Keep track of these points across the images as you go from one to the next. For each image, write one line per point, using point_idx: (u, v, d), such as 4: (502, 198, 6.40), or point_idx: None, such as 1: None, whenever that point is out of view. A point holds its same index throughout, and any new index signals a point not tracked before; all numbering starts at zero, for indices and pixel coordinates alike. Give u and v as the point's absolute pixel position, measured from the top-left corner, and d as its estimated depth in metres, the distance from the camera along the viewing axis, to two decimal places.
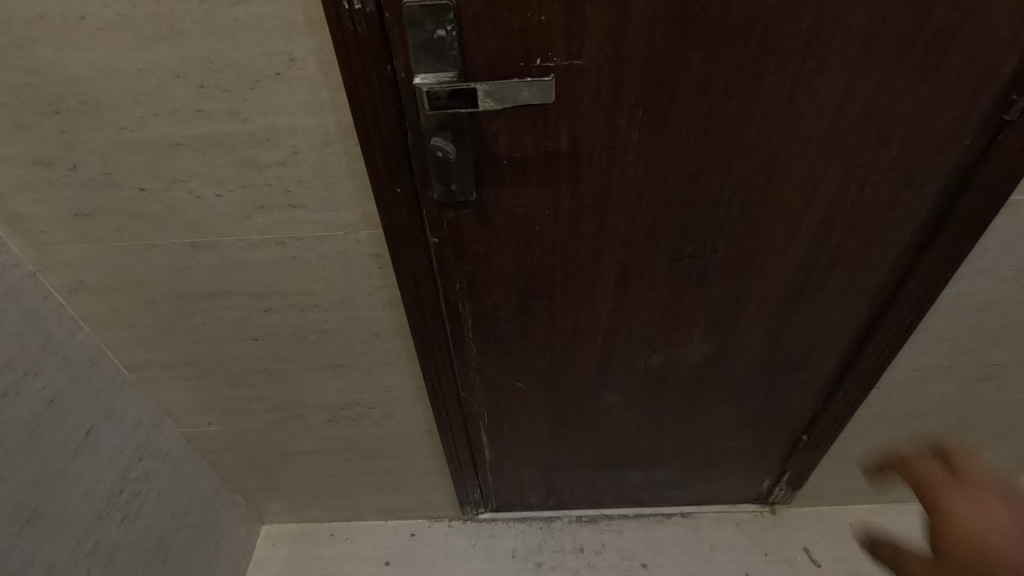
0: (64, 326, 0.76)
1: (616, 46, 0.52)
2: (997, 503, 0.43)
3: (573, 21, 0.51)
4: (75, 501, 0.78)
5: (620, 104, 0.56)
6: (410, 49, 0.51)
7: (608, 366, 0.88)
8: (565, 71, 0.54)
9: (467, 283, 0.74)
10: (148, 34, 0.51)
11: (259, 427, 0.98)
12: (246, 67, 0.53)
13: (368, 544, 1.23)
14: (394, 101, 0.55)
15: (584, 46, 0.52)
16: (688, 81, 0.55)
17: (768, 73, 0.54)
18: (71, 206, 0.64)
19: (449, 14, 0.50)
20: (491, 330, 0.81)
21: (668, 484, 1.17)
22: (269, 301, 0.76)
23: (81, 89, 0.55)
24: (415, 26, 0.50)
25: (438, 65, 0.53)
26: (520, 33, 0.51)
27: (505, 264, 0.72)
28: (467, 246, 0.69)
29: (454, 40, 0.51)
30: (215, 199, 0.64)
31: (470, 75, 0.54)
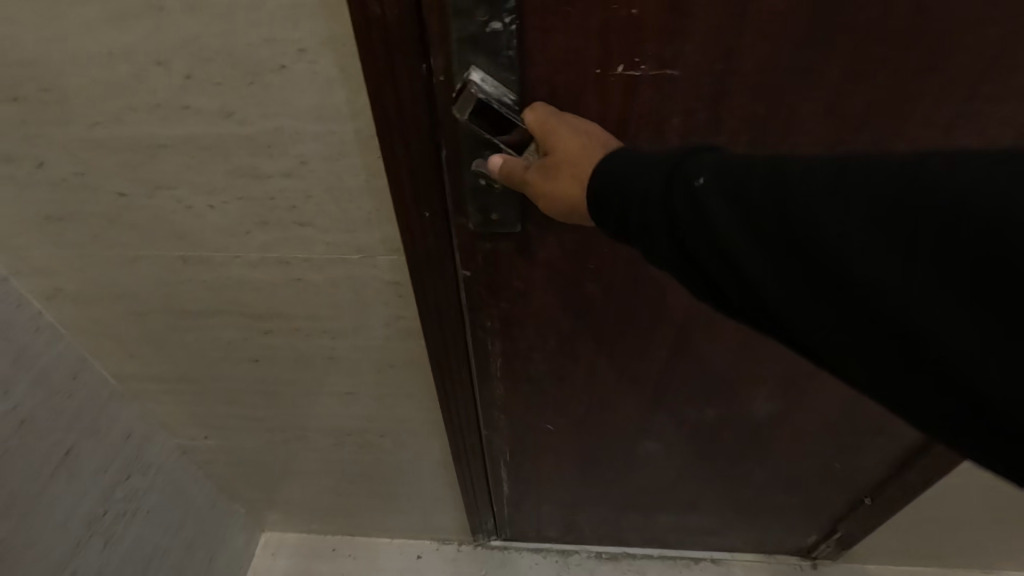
0: (42, 335, 0.67)
1: (727, 56, 0.40)
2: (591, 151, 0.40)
3: (674, 19, 0.39)
4: (49, 529, 0.70)
5: (718, 128, 0.45)
6: (455, 45, 0.40)
7: (653, 415, 0.77)
8: (654, 83, 0.42)
9: (499, 321, 0.63)
10: (119, 9, 0.40)
11: (260, 444, 0.90)
12: (243, 57, 0.42)
13: (371, 562, 1.16)
14: (429, 111, 0.43)
15: (681, 52, 0.40)
16: (817, 104, 0.43)
17: (926, 101, 0.42)
18: (41, 207, 0.55)
19: (509, 1, 0.38)
20: (523, 371, 0.70)
21: (701, 530, 1.06)
22: (271, 322, 0.66)
23: (40, 73, 0.44)
24: (463, 14, 0.38)
25: (490, 68, 0.41)
26: (600, 31, 0.40)
27: (548, 303, 0.60)
28: (504, 281, 0.58)
29: (512, 37, 0.40)
30: (207, 211, 0.53)
31: (528, 81, 0.42)
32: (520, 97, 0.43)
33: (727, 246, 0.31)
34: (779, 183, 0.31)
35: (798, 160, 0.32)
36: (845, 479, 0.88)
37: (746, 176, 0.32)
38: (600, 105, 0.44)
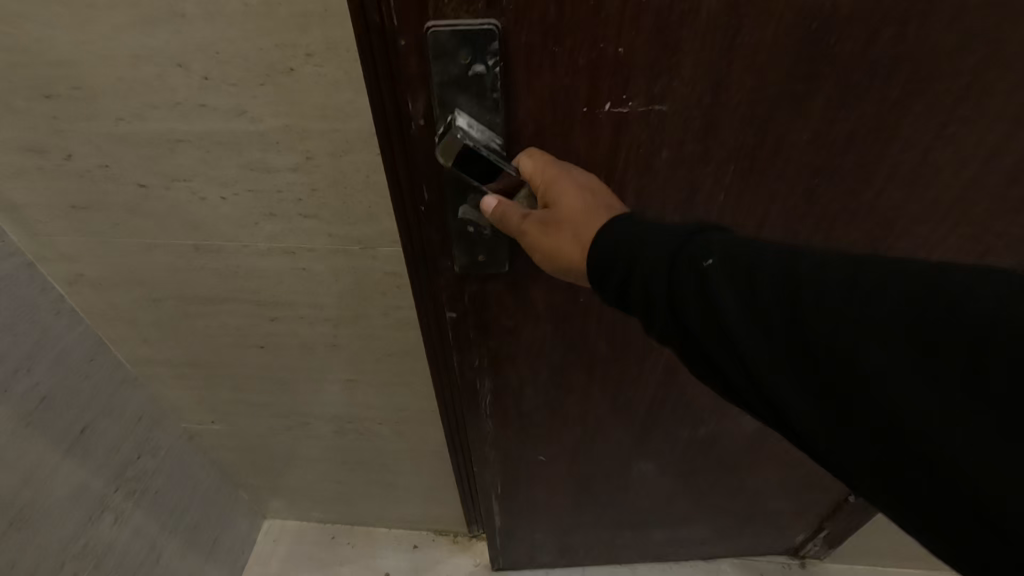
0: (63, 318, 0.71)
1: (715, 85, 0.43)
2: (591, 209, 0.42)
3: (661, 55, 0.41)
4: (66, 501, 0.74)
5: (707, 157, 0.48)
6: (439, 87, 0.42)
7: (647, 437, 0.80)
8: (642, 117, 0.45)
9: (488, 358, 0.65)
10: (146, 15, 0.44)
11: (265, 430, 0.93)
12: (256, 59, 0.46)
13: (369, 551, 1.19)
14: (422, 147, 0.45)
15: (669, 88, 0.43)
16: (801, 130, 0.46)
17: (905, 125, 0.45)
18: (66, 196, 0.59)
19: (492, 44, 0.40)
20: (514, 408, 0.73)
21: (696, 540, 1.09)
22: (277, 310, 0.70)
23: (73, 73, 0.48)
24: (446, 57, 0.40)
25: (474, 110, 0.43)
26: (588, 70, 0.42)
27: (537, 336, 0.63)
28: (493, 321, 0.60)
29: (495, 78, 0.42)
30: (220, 202, 0.57)
31: (515, 120, 0.45)
32: (505, 138, 0.45)
33: (724, 316, 0.34)
34: (785, 273, 0.33)
35: (811, 253, 0.34)
36: (832, 480, 0.90)
37: (755, 263, 0.34)
38: (587, 139, 0.46)
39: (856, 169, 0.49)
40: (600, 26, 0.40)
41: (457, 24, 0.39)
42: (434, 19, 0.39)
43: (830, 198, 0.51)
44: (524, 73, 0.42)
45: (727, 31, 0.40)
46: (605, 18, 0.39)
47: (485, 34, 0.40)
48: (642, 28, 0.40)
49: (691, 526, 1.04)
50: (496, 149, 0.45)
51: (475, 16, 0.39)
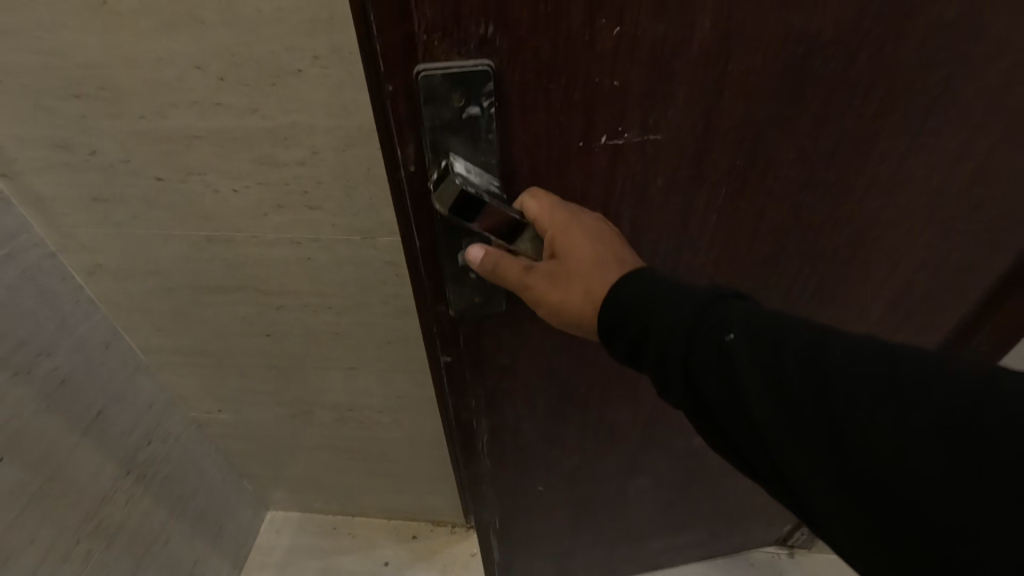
0: (82, 307, 0.75)
1: (709, 111, 0.43)
2: (602, 266, 0.42)
3: (655, 86, 0.40)
4: (82, 480, 0.78)
5: (701, 182, 0.48)
6: (433, 133, 0.39)
7: (646, 450, 0.83)
8: (638, 146, 0.44)
9: (484, 399, 0.64)
10: (169, 22, 0.49)
11: (269, 419, 0.97)
12: (267, 61, 0.50)
13: (369, 540, 1.22)
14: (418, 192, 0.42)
15: (664, 118, 0.42)
16: (787, 150, 0.47)
17: (883, 137, 0.47)
18: (89, 190, 0.63)
19: (488, 84, 0.38)
20: (511, 442, 0.73)
21: (694, 544, 1.12)
22: (283, 298, 0.74)
23: (101, 74, 0.53)
24: (438, 102, 0.37)
25: (470, 152, 0.41)
26: (582, 104, 0.40)
27: (533, 373, 0.64)
28: (489, 360, 0.60)
29: (491, 118, 0.39)
30: (232, 194, 0.62)
31: (511, 157, 0.43)
32: (502, 178, 0.44)
33: (743, 390, 0.34)
34: (815, 355, 0.33)
35: (843, 335, 0.33)
36: None
37: (783, 339, 0.34)
38: (583, 171, 0.44)
39: (840, 183, 0.50)
40: (597, 60, 0.38)
41: (450, 65, 0.36)
42: (424, 62, 0.36)
43: (816, 212, 0.52)
44: (521, 112, 0.40)
45: (719, 60, 0.40)
46: (600, 52, 0.38)
47: (480, 75, 0.37)
48: (639, 60, 0.39)
49: (686, 529, 1.06)
50: (495, 192, 0.43)
51: (468, 57, 0.36)
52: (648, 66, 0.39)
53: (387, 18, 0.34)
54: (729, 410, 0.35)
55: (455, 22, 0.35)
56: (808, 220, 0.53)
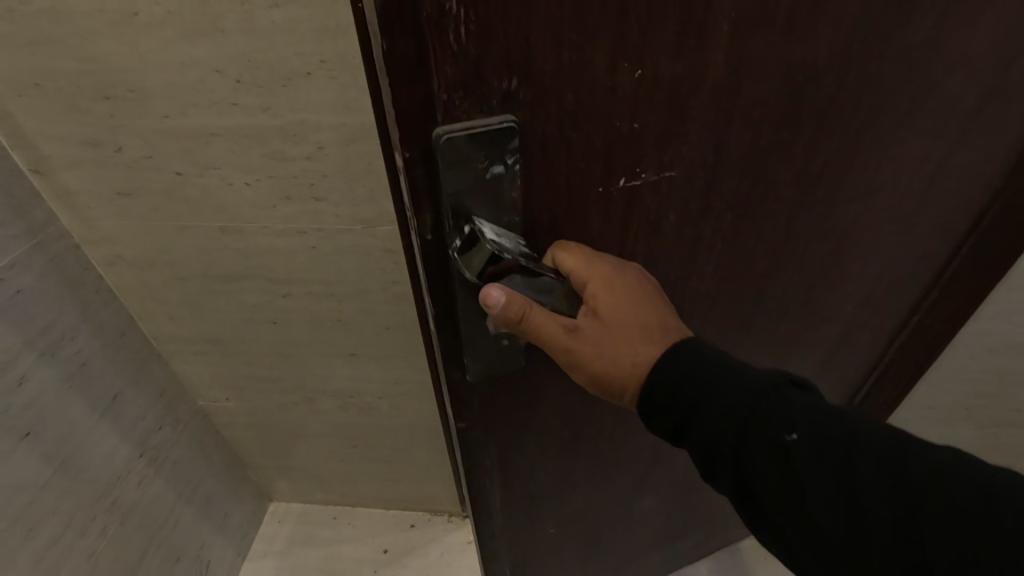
0: (101, 297, 0.80)
1: (716, 144, 0.46)
2: (640, 329, 0.47)
3: (670, 126, 0.44)
4: (98, 459, 0.83)
5: (709, 211, 0.52)
6: (458, 193, 0.41)
7: (652, 472, 0.87)
8: (653, 184, 0.47)
9: (497, 454, 0.66)
10: (194, 31, 0.55)
11: (273, 406, 1.02)
12: (279, 65, 0.57)
13: (368, 529, 1.26)
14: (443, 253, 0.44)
15: (678, 156, 0.46)
16: (785, 172, 0.51)
17: (862, 153, 0.52)
18: (113, 183, 0.69)
19: (512, 142, 0.40)
20: (525, 490, 0.75)
21: (690, 546, 1.16)
22: (289, 287, 0.80)
23: (130, 78, 0.59)
24: (465, 162, 0.39)
25: (493, 208, 0.43)
26: (602, 150, 0.43)
27: (542, 420, 0.67)
28: (503, 412, 0.62)
29: (513, 174, 0.42)
30: (244, 187, 0.68)
31: (533, 207, 0.45)
32: (525, 229, 0.46)
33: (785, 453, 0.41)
34: (850, 434, 0.40)
35: (872, 423, 0.41)
36: None
37: (825, 417, 0.41)
38: (600, 215, 0.48)
39: (826, 198, 0.55)
40: (615, 109, 0.41)
41: (473, 126, 0.38)
42: (446, 125, 0.38)
43: (802, 223, 0.56)
44: (540, 165, 0.43)
45: (728, 95, 0.43)
46: (620, 96, 0.40)
47: (503, 137, 0.39)
48: (657, 103, 0.42)
49: (680, 531, 1.08)
50: (526, 252, 0.45)
51: (491, 116, 0.39)
52: (663, 109, 0.43)
53: (414, 87, 0.35)
54: (774, 480, 0.42)
55: (478, 80, 0.36)
56: (797, 235, 0.58)
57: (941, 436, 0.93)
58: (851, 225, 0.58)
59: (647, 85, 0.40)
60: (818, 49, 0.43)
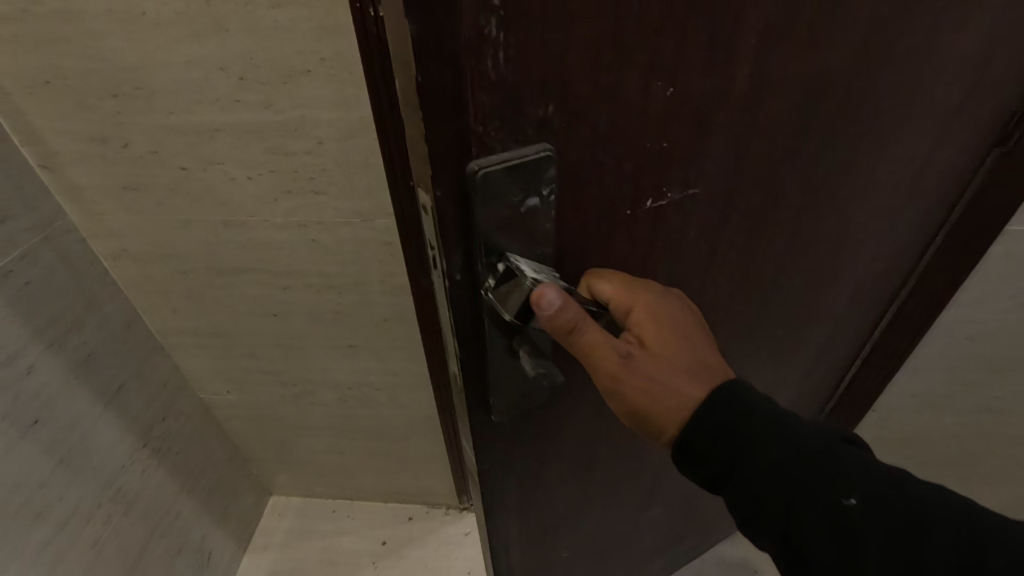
0: (106, 290, 0.83)
1: (736, 156, 0.43)
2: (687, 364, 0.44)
3: (695, 141, 0.40)
4: (103, 449, 0.85)
5: (725, 223, 0.49)
6: (494, 233, 0.35)
7: (659, 483, 0.84)
8: (676, 202, 0.44)
9: (517, 497, 0.59)
10: (199, 31, 0.58)
11: (274, 399, 1.04)
12: (281, 63, 0.59)
13: (367, 522, 1.28)
14: (473, 299, 0.38)
15: (701, 172, 0.43)
16: (795, 177, 0.49)
17: (863, 153, 0.51)
18: (120, 178, 0.72)
19: (548, 174, 0.35)
20: (540, 527, 0.68)
21: (689, 550, 1.14)
22: (290, 279, 0.82)
23: (138, 75, 0.62)
24: (499, 197, 0.33)
25: (528, 245, 0.37)
26: (632, 173, 0.39)
27: (563, 454, 0.60)
28: (525, 456, 0.55)
29: (548, 206, 0.37)
30: (247, 181, 0.70)
31: (563, 240, 0.40)
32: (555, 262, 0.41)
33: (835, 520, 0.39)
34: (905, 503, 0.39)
35: (932, 490, 0.39)
36: None
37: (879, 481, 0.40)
38: (626, 237, 0.43)
39: (829, 200, 0.54)
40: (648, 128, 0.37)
41: (511, 157, 0.33)
42: (479, 159, 0.32)
43: (806, 229, 0.56)
44: (574, 192, 0.38)
45: (749, 105, 0.40)
46: (650, 117, 0.36)
47: (541, 167, 0.34)
48: (684, 121, 0.38)
49: (683, 537, 1.07)
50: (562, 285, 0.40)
51: (527, 145, 0.33)
52: (691, 124, 0.39)
53: (447, 121, 0.30)
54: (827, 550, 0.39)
55: (513, 111, 0.31)
56: (802, 241, 0.57)
57: (923, 422, 0.95)
58: (849, 226, 0.59)
59: (678, 102, 0.37)
60: (834, 53, 0.40)
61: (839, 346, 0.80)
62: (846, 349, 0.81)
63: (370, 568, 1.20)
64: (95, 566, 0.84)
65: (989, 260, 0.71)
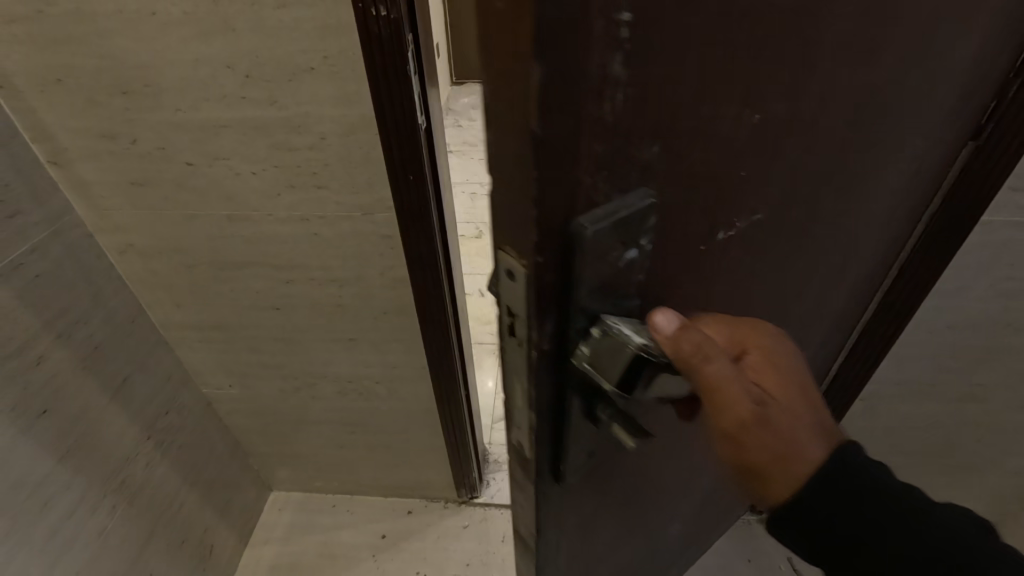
0: (112, 284, 0.85)
1: (793, 178, 0.43)
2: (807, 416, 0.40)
3: (764, 168, 0.39)
4: (109, 439, 0.86)
5: (773, 243, 0.48)
6: (589, 295, 0.32)
7: (684, 497, 0.83)
8: (743, 232, 0.43)
9: (570, 545, 0.55)
10: (207, 30, 0.60)
11: (275, 393, 1.06)
12: (286, 61, 0.62)
13: (367, 516, 1.30)
14: (563, 360, 0.35)
15: (765, 196, 0.42)
16: (832, 194, 0.49)
17: (885, 163, 0.52)
18: (127, 174, 0.74)
19: (648, 223, 0.32)
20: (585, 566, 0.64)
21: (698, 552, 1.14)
22: (292, 273, 0.85)
23: (146, 74, 0.64)
24: (603, 254, 0.30)
25: (620, 301, 0.34)
26: (710, 206, 0.37)
27: (615, 491, 0.57)
28: (582, 507, 0.51)
29: (643, 257, 0.34)
30: (251, 176, 0.73)
31: (648, 285, 0.37)
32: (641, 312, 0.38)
33: None
34: None
35: None
36: None
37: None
38: (699, 271, 0.41)
39: (852, 211, 0.55)
40: (728, 156, 0.35)
41: (618, 208, 0.30)
42: (587, 212, 0.29)
43: (829, 239, 0.56)
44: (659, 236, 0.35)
45: (811, 128, 0.39)
46: (735, 147, 0.35)
47: (643, 218, 0.32)
48: (759, 148, 0.37)
49: (696, 540, 1.07)
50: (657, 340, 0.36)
51: (631, 192, 0.30)
52: (762, 148, 0.37)
53: (562, 171, 0.26)
54: None
55: (623, 152, 0.28)
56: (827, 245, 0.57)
57: (909, 410, 0.98)
58: (860, 230, 0.60)
59: (757, 126, 0.35)
60: (881, 70, 0.40)
61: (835, 337, 0.82)
62: (840, 340, 0.84)
63: (370, 561, 1.22)
64: (100, 555, 0.86)
65: (968, 249, 0.74)
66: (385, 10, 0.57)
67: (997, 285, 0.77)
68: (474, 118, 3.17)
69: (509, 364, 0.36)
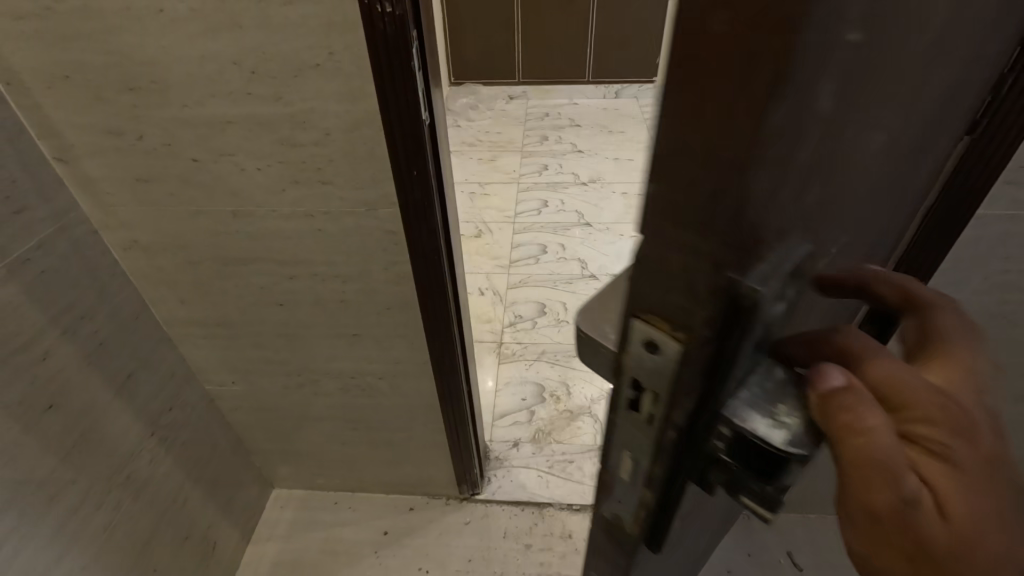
0: (117, 280, 0.85)
1: (901, 184, 0.38)
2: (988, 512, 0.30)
3: (889, 176, 0.34)
4: (113, 435, 0.87)
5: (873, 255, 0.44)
6: (735, 364, 0.27)
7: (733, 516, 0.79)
8: (862, 249, 0.38)
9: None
10: (213, 26, 0.61)
11: (278, 390, 1.07)
12: (292, 57, 0.63)
13: (368, 513, 1.30)
14: (694, 429, 0.31)
15: (880, 206, 0.37)
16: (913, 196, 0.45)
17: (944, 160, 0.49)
18: (133, 170, 0.74)
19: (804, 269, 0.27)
20: None
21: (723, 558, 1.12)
22: (295, 269, 0.85)
23: (153, 70, 0.65)
24: (761, 317, 0.25)
25: (762, 366, 0.29)
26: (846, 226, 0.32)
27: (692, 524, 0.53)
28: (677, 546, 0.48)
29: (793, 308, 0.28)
30: (256, 172, 0.73)
31: (791, 332, 0.31)
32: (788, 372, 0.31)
33: None
34: None
35: None
36: None
37: None
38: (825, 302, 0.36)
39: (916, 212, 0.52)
40: (871, 180, 0.31)
41: (784, 257, 0.25)
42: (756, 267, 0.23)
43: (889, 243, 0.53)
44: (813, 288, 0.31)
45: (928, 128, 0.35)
46: (878, 157, 0.30)
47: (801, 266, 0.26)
48: (893, 156, 0.32)
49: None
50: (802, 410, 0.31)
51: (798, 230, 0.25)
52: (895, 155, 0.32)
53: (744, 215, 0.21)
54: None
55: (804, 181, 0.23)
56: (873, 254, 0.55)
57: None
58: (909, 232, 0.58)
59: (900, 140, 0.31)
60: (980, 62, 0.37)
61: None
62: None
63: (372, 557, 1.22)
64: (105, 550, 0.86)
65: (962, 243, 0.75)
66: (390, 6, 0.58)
67: (993, 277, 0.78)
68: (473, 119, 3.18)
69: (632, 435, 0.34)
